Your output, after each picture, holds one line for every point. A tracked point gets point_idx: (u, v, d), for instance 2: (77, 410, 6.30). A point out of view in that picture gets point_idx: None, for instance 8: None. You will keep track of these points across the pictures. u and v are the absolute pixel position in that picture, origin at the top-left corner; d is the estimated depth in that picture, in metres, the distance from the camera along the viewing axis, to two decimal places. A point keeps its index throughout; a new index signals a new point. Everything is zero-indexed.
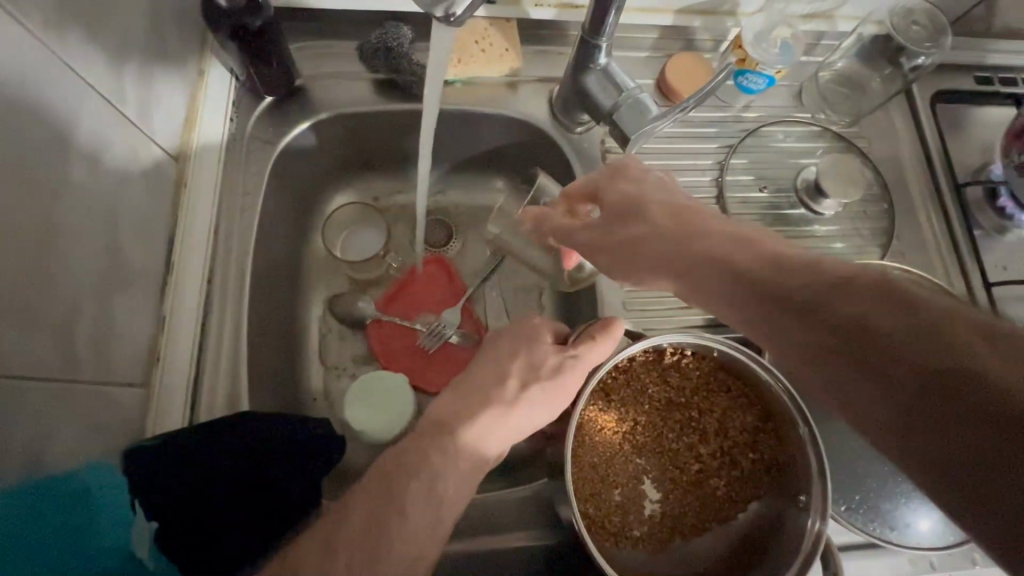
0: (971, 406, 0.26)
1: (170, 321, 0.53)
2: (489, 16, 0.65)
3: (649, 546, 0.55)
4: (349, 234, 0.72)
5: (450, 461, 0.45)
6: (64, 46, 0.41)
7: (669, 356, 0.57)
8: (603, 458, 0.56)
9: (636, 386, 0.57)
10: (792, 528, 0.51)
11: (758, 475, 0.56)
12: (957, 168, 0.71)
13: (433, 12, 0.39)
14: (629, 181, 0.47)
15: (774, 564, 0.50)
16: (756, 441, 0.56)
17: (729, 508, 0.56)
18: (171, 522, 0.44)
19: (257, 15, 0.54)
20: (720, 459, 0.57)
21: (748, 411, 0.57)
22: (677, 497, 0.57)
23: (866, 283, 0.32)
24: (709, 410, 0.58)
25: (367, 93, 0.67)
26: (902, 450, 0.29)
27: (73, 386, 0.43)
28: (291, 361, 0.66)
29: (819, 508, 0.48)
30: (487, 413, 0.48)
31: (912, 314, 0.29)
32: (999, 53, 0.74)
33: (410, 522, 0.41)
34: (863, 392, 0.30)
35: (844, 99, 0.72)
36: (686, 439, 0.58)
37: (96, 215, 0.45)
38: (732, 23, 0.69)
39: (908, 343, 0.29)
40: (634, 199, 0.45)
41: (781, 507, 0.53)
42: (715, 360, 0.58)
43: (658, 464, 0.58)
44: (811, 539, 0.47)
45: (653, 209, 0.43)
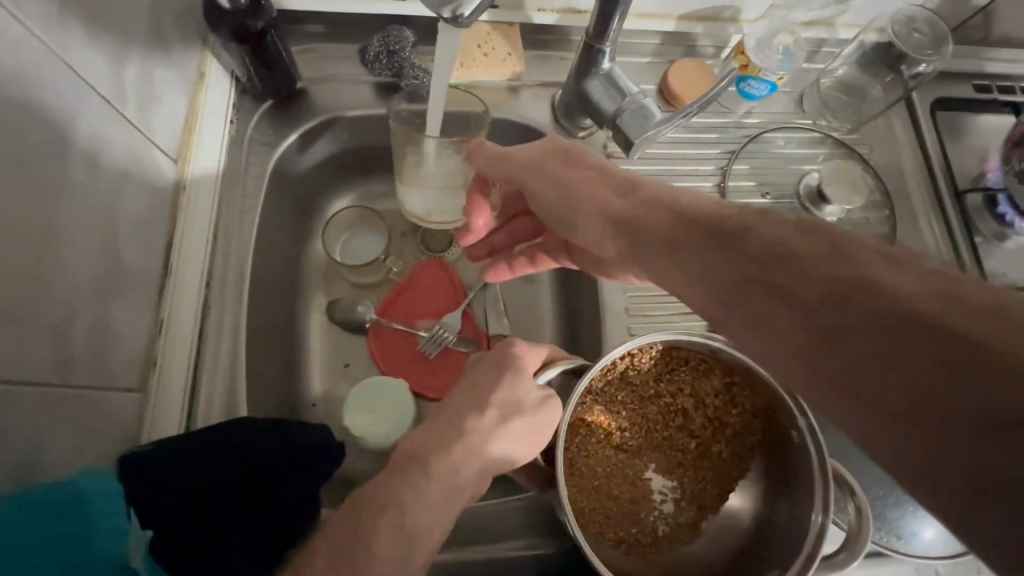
0: (925, 341, 0.25)
1: (168, 324, 0.52)
2: (492, 21, 0.65)
3: (681, 535, 0.56)
4: (349, 238, 0.71)
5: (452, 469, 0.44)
6: (66, 47, 0.41)
7: (622, 362, 0.54)
8: (602, 477, 0.55)
9: (603, 398, 0.55)
10: (797, 506, 0.49)
11: (751, 425, 0.55)
12: (956, 175, 0.71)
13: (441, 14, 0.39)
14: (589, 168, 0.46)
15: (790, 527, 0.50)
16: (733, 397, 0.55)
17: (740, 470, 0.56)
18: (172, 523, 0.43)
19: (260, 17, 0.54)
20: (713, 425, 0.57)
21: (715, 374, 0.55)
22: (689, 476, 0.57)
23: (796, 246, 0.32)
24: (683, 390, 0.57)
25: (369, 95, 0.66)
26: (856, 406, 0.27)
27: (68, 392, 0.42)
28: (290, 367, 0.65)
29: (820, 497, 0.47)
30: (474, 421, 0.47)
31: (843, 262, 0.29)
32: (997, 61, 0.75)
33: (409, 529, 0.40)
34: (814, 349, 0.29)
35: (844, 105, 0.72)
36: (673, 420, 0.58)
37: (96, 218, 0.45)
38: (734, 29, 0.70)
39: (844, 294, 0.28)
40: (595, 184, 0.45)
41: (781, 447, 0.53)
42: (663, 348, 0.54)
43: (655, 452, 0.58)
44: (816, 533, 0.46)
45: (634, 190, 0.42)
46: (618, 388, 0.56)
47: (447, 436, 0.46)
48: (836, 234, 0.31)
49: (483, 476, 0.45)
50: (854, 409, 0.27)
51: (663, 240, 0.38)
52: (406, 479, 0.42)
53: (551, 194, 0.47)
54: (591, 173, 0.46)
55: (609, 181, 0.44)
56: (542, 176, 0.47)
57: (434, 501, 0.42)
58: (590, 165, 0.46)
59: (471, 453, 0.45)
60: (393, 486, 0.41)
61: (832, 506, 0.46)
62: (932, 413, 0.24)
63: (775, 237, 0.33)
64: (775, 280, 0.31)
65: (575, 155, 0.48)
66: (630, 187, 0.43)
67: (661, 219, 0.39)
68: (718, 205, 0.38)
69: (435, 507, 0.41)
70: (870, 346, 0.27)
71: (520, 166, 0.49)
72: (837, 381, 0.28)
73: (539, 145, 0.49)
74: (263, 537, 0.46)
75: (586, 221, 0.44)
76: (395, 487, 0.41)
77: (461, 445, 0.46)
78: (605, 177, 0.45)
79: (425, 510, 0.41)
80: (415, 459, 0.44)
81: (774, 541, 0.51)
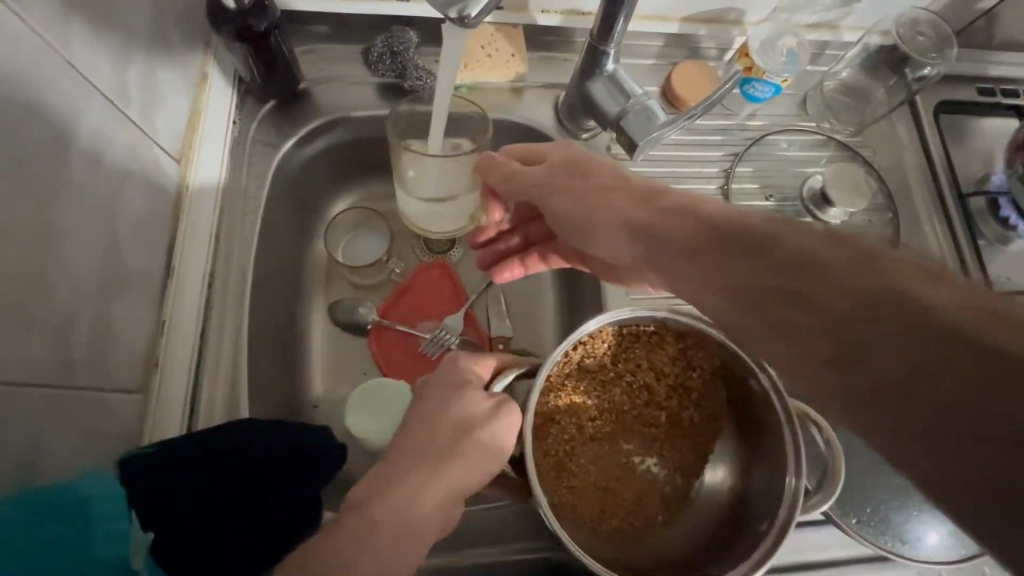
0: (949, 346, 0.26)
1: (170, 326, 0.52)
2: (496, 23, 0.65)
3: (673, 509, 0.54)
4: (351, 239, 0.71)
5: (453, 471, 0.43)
6: (68, 45, 0.41)
7: (575, 351, 0.52)
8: (581, 469, 0.53)
9: (564, 390, 0.53)
10: (773, 468, 0.48)
11: (714, 383, 0.54)
12: (959, 179, 0.71)
13: (448, 14, 0.39)
14: (597, 173, 0.46)
15: (770, 483, 0.48)
16: (690, 360, 0.54)
17: (714, 431, 0.55)
18: (170, 524, 0.43)
19: (263, 17, 0.54)
20: (677, 392, 0.56)
21: (667, 343, 0.54)
22: (668, 449, 0.55)
23: (819, 254, 0.33)
24: (643, 366, 0.55)
25: (371, 96, 0.66)
26: (881, 412, 0.28)
27: (68, 394, 0.42)
28: (290, 368, 0.64)
29: (792, 460, 0.46)
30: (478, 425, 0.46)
31: (875, 271, 0.31)
32: (1000, 65, 0.75)
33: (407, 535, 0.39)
34: (839, 353, 0.30)
35: (847, 108, 0.72)
36: (640, 397, 0.56)
37: (97, 216, 0.44)
38: (738, 31, 0.70)
39: (869, 301, 0.30)
40: (602, 190, 0.45)
41: (745, 399, 0.52)
42: (612, 327, 0.52)
43: (629, 432, 0.56)
44: (791, 498, 0.45)
45: (640, 200, 0.43)
46: (578, 378, 0.54)
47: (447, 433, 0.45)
48: (865, 248, 0.32)
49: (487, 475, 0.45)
50: (877, 414, 0.28)
51: (687, 241, 0.39)
52: (413, 480, 0.42)
53: (562, 199, 0.47)
54: (601, 178, 0.46)
55: (625, 188, 0.44)
56: (554, 185, 0.48)
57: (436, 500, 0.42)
58: (600, 171, 0.46)
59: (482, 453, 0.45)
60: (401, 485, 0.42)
61: (805, 469, 0.45)
62: (953, 416, 0.26)
63: (803, 252, 0.34)
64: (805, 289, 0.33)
65: (585, 161, 0.48)
66: (650, 194, 0.43)
67: (687, 225, 0.40)
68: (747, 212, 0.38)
69: (438, 505, 0.42)
70: (895, 353, 0.28)
71: (535, 176, 0.49)
72: (860, 388, 0.29)
73: (556, 156, 0.49)
74: (263, 536, 0.46)
75: (604, 227, 0.45)
76: (399, 486, 0.42)
77: (458, 443, 0.45)
78: (612, 181, 0.45)
79: (431, 509, 0.42)
80: (417, 456, 0.44)
81: (756, 500, 0.49)
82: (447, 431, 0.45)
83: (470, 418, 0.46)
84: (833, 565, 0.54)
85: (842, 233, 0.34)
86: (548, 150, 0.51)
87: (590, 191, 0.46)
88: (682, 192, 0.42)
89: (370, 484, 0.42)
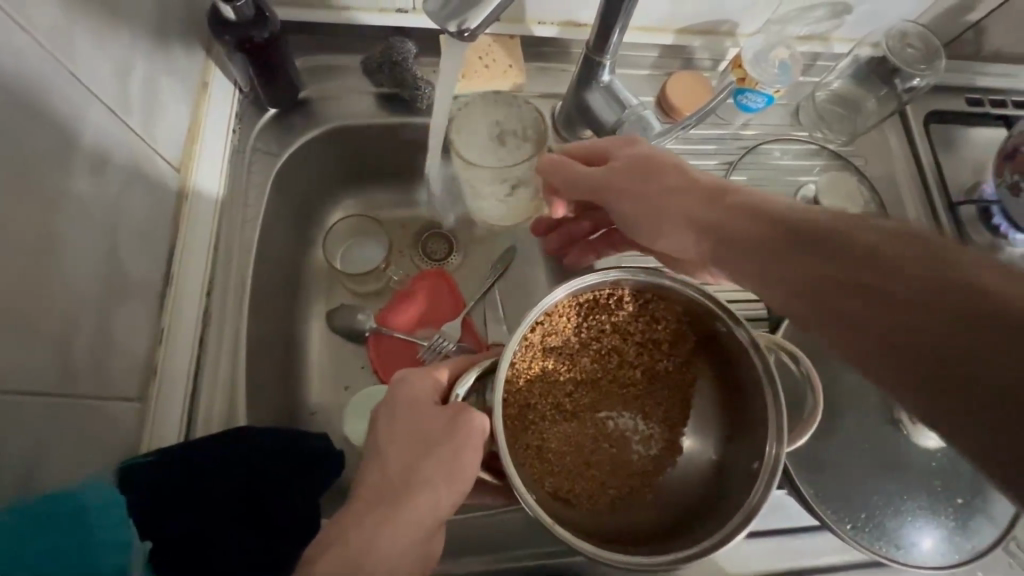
0: (988, 331, 0.29)
1: (169, 334, 0.52)
2: (493, 34, 0.66)
3: (665, 459, 0.52)
4: (350, 247, 0.71)
5: (455, 476, 0.41)
6: (72, 57, 0.41)
7: (534, 334, 0.47)
8: (565, 445, 0.50)
9: (530, 374, 0.48)
10: (752, 429, 0.47)
11: (682, 331, 0.51)
12: (950, 186, 0.73)
13: (448, 27, 0.40)
14: (650, 182, 0.46)
15: (754, 438, 0.46)
16: (653, 314, 0.50)
17: (690, 378, 0.53)
18: (162, 533, 0.43)
19: (264, 29, 0.54)
20: (647, 348, 0.52)
21: (627, 302, 0.49)
22: (649, 405, 0.53)
23: (868, 253, 0.35)
24: (607, 330, 0.51)
25: (369, 106, 0.67)
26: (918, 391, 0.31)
27: (68, 401, 0.42)
28: (290, 376, 0.65)
29: (773, 428, 0.44)
30: (477, 421, 0.42)
31: (930, 269, 0.33)
32: (988, 76, 0.76)
33: (405, 541, 0.39)
34: (885, 332, 0.33)
35: (840, 118, 0.73)
36: (611, 362, 0.52)
37: (98, 225, 0.45)
38: (731, 43, 0.71)
39: (919, 292, 0.32)
40: (656, 198, 0.46)
41: (717, 343, 0.49)
42: (569, 300, 0.47)
43: (606, 396, 0.53)
44: (772, 464, 0.43)
45: (694, 210, 0.44)
46: (541, 360, 0.49)
47: (425, 443, 0.42)
48: (911, 252, 0.34)
49: (470, 484, 0.42)
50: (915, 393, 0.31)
51: (749, 241, 0.41)
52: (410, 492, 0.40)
53: (626, 199, 0.47)
54: (664, 179, 0.46)
55: (684, 195, 0.45)
56: (620, 188, 0.47)
57: (419, 515, 0.40)
58: (665, 172, 0.46)
59: (468, 460, 0.41)
60: (393, 499, 0.40)
61: (785, 432, 0.43)
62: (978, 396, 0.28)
63: (856, 253, 0.36)
64: (858, 279, 0.35)
65: (654, 159, 0.47)
66: (710, 203, 0.44)
67: (754, 236, 0.41)
68: (800, 216, 0.40)
69: (436, 516, 0.40)
70: (938, 340, 0.30)
71: (603, 179, 0.48)
72: (904, 366, 0.32)
73: (622, 159, 0.48)
74: (260, 540, 0.47)
75: (673, 228, 0.45)
76: (383, 502, 0.40)
77: (447, 445, 0.41)
78: (667, 191, 0.45)
79: (447, 513, 0.41)
80: (401, 461, 0.42)
81: (740, 451, 0.48)
82: (440, 434, 0.42)
83: (464, 412, 0.42)
84: (828, 571, 0.54)
85: (882, 244, 0.35)
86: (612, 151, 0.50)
87: (643, 202, 0.46)
88: (727, 206, 0.43)
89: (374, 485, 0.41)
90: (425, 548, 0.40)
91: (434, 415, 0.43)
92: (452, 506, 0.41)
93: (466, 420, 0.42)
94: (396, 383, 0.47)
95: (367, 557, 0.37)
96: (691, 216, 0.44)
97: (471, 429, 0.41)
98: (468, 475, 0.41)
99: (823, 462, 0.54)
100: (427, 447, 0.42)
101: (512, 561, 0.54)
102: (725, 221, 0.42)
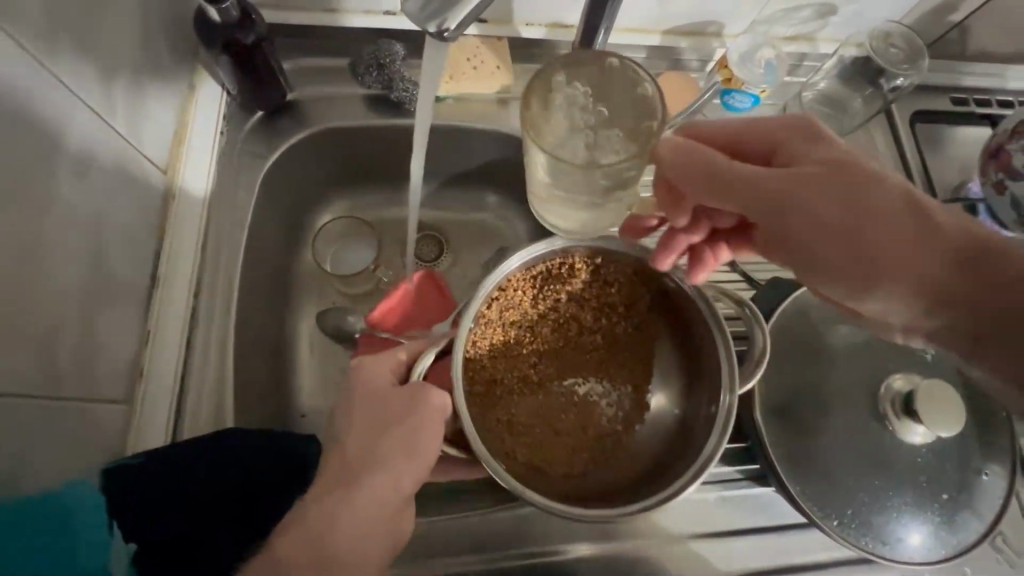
0: None
1: (154, 336, 0.52)
2: (480, 35, 0.67)
3: (632, 419, 0.52)
4: (339, 249, 0.71)
5: (414, 456, 0.43)
6: (55, 60, 0.41)
7: (490, 310, 0.48)
8: (534, 417, 0.50)
9: (491, 348, 0.49)
10: (708, 379, 0.48)
11: (637, 292, 0.51)
12: (936, 186, 0.73)
13: (428, 28, 0.40)
14: (836, 192, 0.42)
15: (710, 388, 0.48)
16: (606, 278, 0.51)
17: (649, 336, 0.53)
18: (144, 534, 0.44)
19: (251, 30, 0.55)
20: (605, 313, 0.52)
21: (580, 270, 0.50)
22: (614, 368, 0.53)
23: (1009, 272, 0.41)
24: (565, 298, 0.51)
25: (357, 108, 0.66)
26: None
27: (52, 404, 0.42)
28: (279, 378, 0.65)
29: (725, 379, 0.46)
30: (435, 398, 0.43)
31: None
32: (973, 76, 0.77)
33: (364, 516, 0.41)
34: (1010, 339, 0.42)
35: (827, 118, 0.72)
36: (572, 330, 0.53)
37: (83, 228, 0.44)
38: (718, 44, 0.72)
39: None
40: (840, 208, 0.42)
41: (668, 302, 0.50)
42: (522, 274, 0.48)
43: (571, 365, 0.52)
44: (724, 420, 0.45)
45: (875, 223, 0.42)
46: (501, 333, 0.49)
47: (383, 422, 0.44)
48: None
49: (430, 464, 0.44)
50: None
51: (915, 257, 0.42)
52: (369, 471, 0.42)
53: (808, 208, 0.42)
54: (856, 188, 0.42)
55: (873, 208, 0.42)
56: (804, 195, 0.42)
57: (381, 495, 0.42)
58: (880, 188, 0.42)
59: (429, 438, 0.43)
60: (349, 481, 0.42)
61: (737, 384, 0.45)
62: None
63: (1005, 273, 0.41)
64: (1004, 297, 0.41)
65: (843, 164, 0.42)
66: (924, 224, 0.42)
67: (954, 277, 0.42)
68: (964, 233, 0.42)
69: (400, 493, 0.43)
70: None
71: (804, 200, 0.42)
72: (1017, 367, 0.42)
73: (820, 170, 0.42)
74: (249, 535, 0.47)
75: (852, 241, 0.42)
76: (340, 482, 0.42)
77: (404, 423, 0.43)
78: (857, 203, 0.42)
79: (410, 491, 0.43)
80: (360, 443, 0.44)
81: (697, 404, 0.49)
82: (398, 414, 0.44)
83: (423, 390, 0.44)
84: (817, 568, 0.55)
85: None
86: (800, 155, 0.43)
87: (825, 212, 0.42)
88: (941, 231, 0.42)
89: (337, 463, 0.44)
90: (392, 521, 0.43)
91: (393, 396, 0.45)
92: (415, 482, 0.43)
93: (422, 402, 0.43)
94: (354, 369, 0.48)
95: (326, 532, 0.40)
96: (876, 229, 0.42)
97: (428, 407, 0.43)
98: (430, 454, 0.43)
99: (813, 458, 0.54)
100: (386, 428, 0.44)
101: (500, 561, 0.53)
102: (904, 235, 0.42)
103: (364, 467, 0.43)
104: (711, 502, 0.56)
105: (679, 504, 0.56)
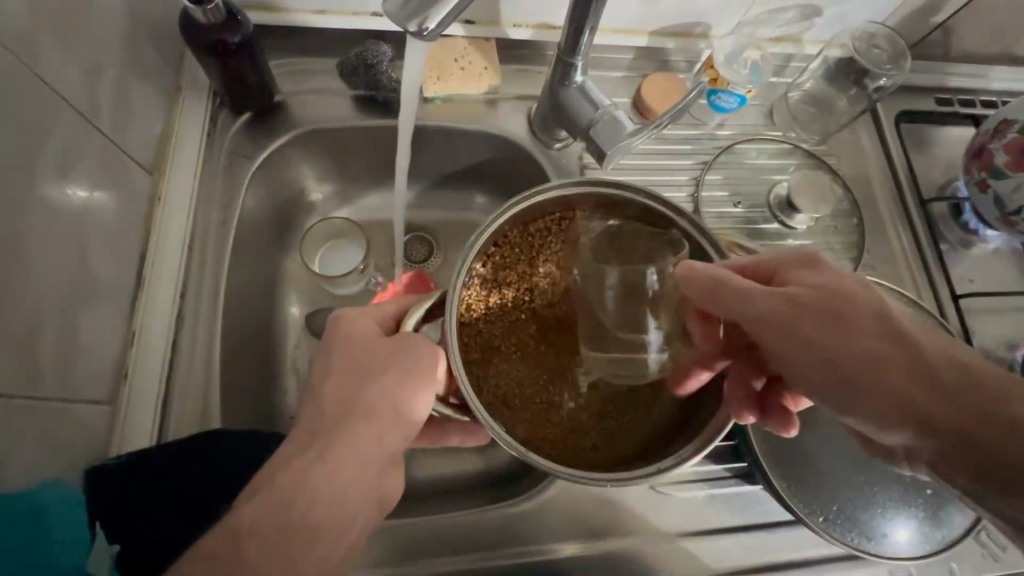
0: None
1: (140, 338, 0.52)
2: (467, 36, 0.67)
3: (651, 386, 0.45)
4: (329, 250, 0.71)
5: (393, 419, 0.44)
6: (35, 58, 0.41)
7: (485, 269, 0.47)
8: (533, 386, 0.45)
9: (486, 312, 0.47)
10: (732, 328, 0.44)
11: None
12: (922, 185, 0.74)
13: (407, 27, 0.40)
14: (824, 317, 0.37)
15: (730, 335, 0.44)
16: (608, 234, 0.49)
17: None
18: (135, 530, 0.45)
19: (236, 32, 0.55)
20: None
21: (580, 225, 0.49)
22: None
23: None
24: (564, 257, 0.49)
25: (344, 109, 0.67)
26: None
27: (37, 405, 0.41)
28: (268, 379, 0.65)
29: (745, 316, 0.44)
30: (425, 348, 0.45)
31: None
32: (957, 76, 0.78)
33: (347, 482, 0.41)
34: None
35: (812, 118, 0.74)
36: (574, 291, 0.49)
37: (66, 229, 0.44)
38: (705, 45, 0.72)
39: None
40: (825, 332, 0.37)
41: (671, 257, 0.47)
42: (518, 232, 0.48)
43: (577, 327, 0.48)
44: None
45: (865, 351, 0.36)
46: (496, 295, 0.48)
47: (361, 379, 0.44)
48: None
49: (415, 426, 0.45)
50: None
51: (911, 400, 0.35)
52: (348, 430, 0.43)
53: (788, 333, 0.38)
54: (844, 313, 0.37)
55: (867, 337, 0.36)
56: (784, 317, 0.38)
57: (362, 456, 0.42)
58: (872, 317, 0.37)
59: (414, 397, 0.43)
60: (326, 443, 0.42)
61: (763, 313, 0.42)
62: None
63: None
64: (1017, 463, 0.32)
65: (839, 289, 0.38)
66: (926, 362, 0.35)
67: (949, 413, 0.34)
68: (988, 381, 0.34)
69: (385, 461, 0.44)
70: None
71: (787, 322, 0.38)
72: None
73: (806, 291, 0.38)
74: None
75: (841, 371, 0.37)
76: (315, 446, 0.42)
77: (389, 371, 0.44)
78: (845, 329, 0.37)
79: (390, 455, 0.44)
80: (338, 399, 0.44)
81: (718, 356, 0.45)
82: (378, 367, 0.44)
83: (409, 343, 0.45)
84: (806, 565, 0.55)
85: None
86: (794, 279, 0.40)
87: (809, 336, 0.37)
88: (938, 371, 0.35)
89: (312, 422, 0.43)
90: (379, 487, 0.44)
91: (377, 349, 0.45)
92: (399, 444, 0.44)
93: (410, 349, 0.44)
94: (338, 320, 0.48)
95: (300, 494, 0.40)
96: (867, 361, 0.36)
97: (412, 361, 0.44)
98: (416, 418, 0.44)
99: (799, 455, 0.54)
100: (365, 378, 0.44)
101: (486, 560, 0.52)
102: (902, 374, 0.35)
103: (342, 433, 0.43)
104: (699, 500, 0.56)
105: (667, 502, 0.56)
